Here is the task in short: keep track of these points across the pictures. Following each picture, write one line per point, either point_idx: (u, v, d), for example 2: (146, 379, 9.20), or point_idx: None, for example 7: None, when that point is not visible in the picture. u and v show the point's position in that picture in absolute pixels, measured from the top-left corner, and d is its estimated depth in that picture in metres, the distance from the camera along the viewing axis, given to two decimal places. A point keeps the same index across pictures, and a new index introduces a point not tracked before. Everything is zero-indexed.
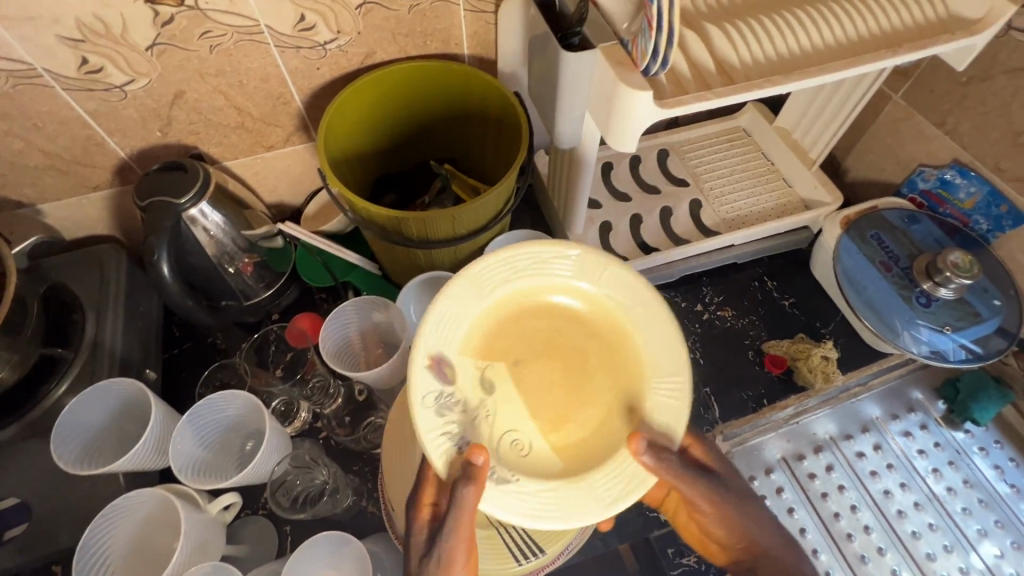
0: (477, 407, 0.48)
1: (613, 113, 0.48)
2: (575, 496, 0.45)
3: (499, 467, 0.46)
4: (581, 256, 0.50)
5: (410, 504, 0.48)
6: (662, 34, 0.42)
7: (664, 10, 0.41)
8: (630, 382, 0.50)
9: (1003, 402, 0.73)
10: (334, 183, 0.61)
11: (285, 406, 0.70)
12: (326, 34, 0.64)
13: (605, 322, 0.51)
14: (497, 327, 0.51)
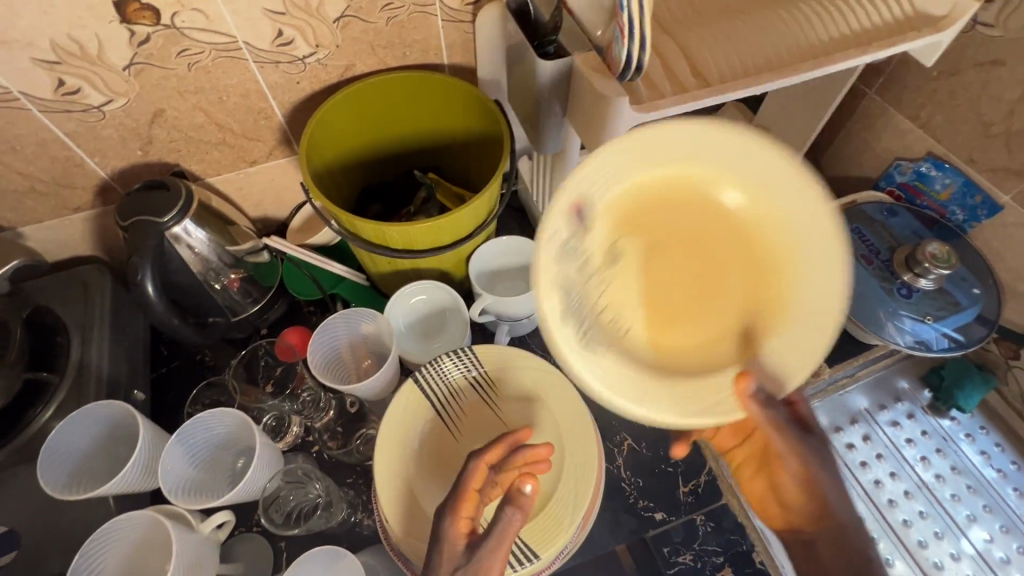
0: (591, 273, 0.44)
1: (592, 119, 0.49)
2: (654, 392, 0.44)
3: (591, 338, 0.44)
4: (780, 164, 0.41)
5: (445, 513, 0.46)
6: (635, 42, 0.43)
7: (636, 17, 0.42)
8: (760, 311, 0.44)
9: (986, 388, 0.74)
10: (317, 196, 0.61)
11: (276, 421, 0.69)
12: (304, 49, 0.64)
13: (769, 243, 0.43)
14: (650, 201, 0.44)
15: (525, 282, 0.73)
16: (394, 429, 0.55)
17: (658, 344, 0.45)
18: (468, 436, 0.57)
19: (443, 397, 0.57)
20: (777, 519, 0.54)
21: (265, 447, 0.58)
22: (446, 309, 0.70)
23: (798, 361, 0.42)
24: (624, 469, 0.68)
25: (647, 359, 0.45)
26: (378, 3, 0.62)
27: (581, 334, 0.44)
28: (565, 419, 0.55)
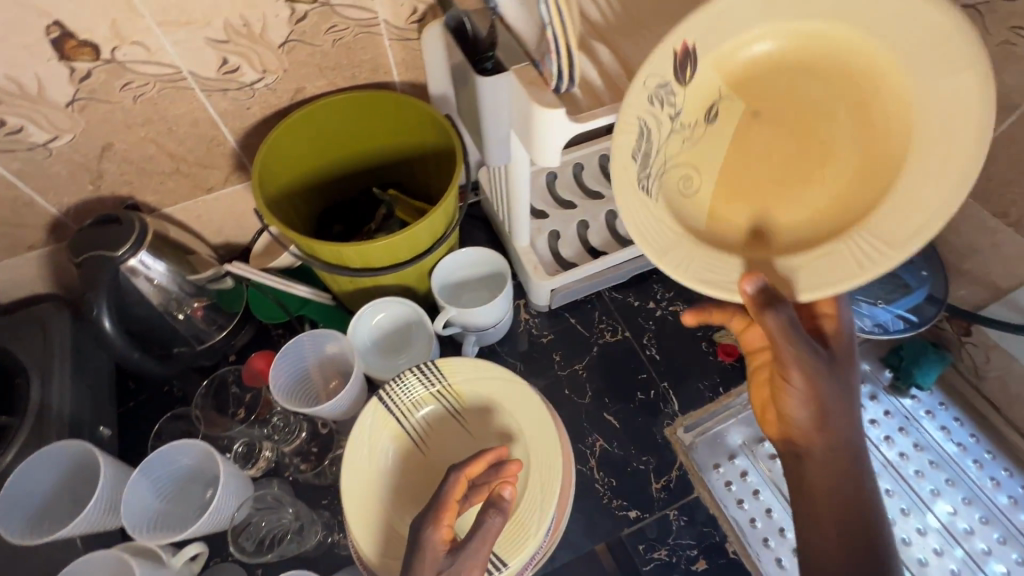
0: (684, 128, 0.48)
1: (532, 132, 0.50)
2: (692, 252, 0.49)
3: (653, 184, 0.48)
4: (940, 51, 0.40)
5: (426, 522, 0.47)
6: (562, 57, 0.44)
7: (558, 35, 0.43)
8: (836, 199, 0.47)
9: (942, 364, 0.76)
10: (271, 221, 0.61)
11: (246, 448, 0.69)
12: (251, 75, 0.64)
13: (887, 132, 0.45)
14: (771, 64, 0.45)
15: (491, 291, 0.73)
16: (360, 448, 0.55)
17: (717, 207, 0.50)
18: (435, 450, 0.57)
19: (406, 412, 0.57)
20: (774, 427, 0.54)
21: (226, 478, 0.57)
22: (411, 324, 0.70)
23: (832, 270, 0.46)
24: (597, 470, 0.69)
25: (698, 220, 0.50)
26: (322, 27, 0.63)
27: (646, 177, 0.47)
28: (529, 425, 0.56)
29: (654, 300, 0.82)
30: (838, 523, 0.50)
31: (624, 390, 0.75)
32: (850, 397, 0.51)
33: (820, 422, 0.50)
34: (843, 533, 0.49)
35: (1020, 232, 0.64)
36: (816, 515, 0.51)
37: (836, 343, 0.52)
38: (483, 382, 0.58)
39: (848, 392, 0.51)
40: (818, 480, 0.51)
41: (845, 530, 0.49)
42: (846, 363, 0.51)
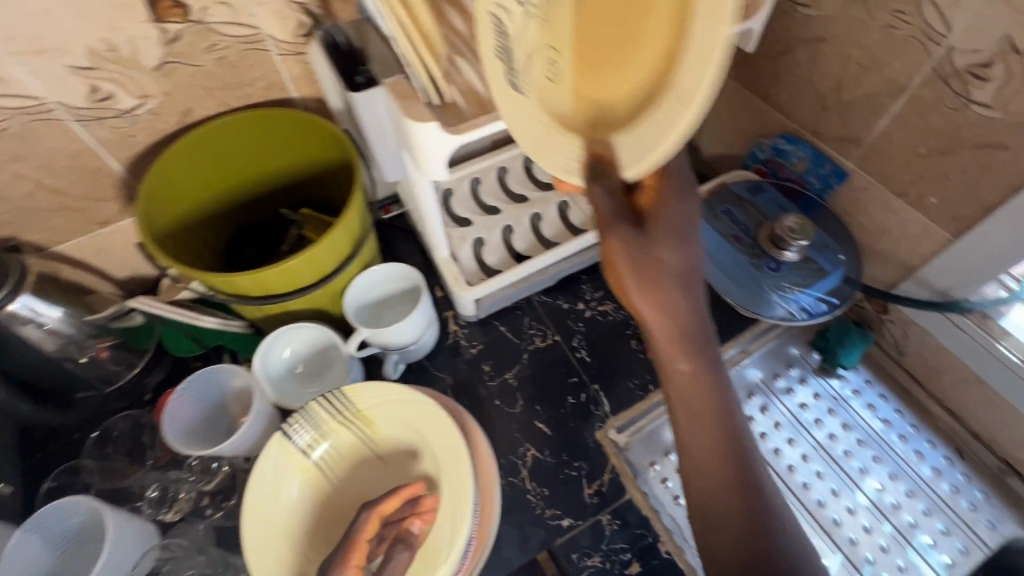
0: (536, 9, 0.43)
1: (412, 146, 0.48)
2: (548, 141, 0.45)
3: (521, 78, 0.44)
4: None
5: (334, 564, 0.49)
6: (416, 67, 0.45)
7: (409, 52, 0.45)
8: (665, 39, 0.37)
9: (866, 343, 0.77)
10: (154, 252, 0.58)
11: (161, 492, 0.66)
12: (129, 101, 0.61)
13: None
14: None
15: (410, 305, 0.71)
16: (262, 487, 0.52)
17: (588, 93, 0.44)
18: (345, 479, 0.56)
19: (313, 444, 0.55)
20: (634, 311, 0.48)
21: (113, 536, 0.55)
22: (329, 350, 0.68)
23: (653, 137, 0.38)
24: (529, 480, 0.69)
25: (568, 112, 0.45)
26: (200, 45, 0.60)
27: (513, 71, 0.44)
28: (439, 444, 0.55)
29: (583, 301, 0.82)
30: (705, 421, 0.45)
31: (554, 396, 0.74)
32: (684, 266, 0.45)
33: (658, 305, 0.44)
34: (712, 428, 0.45)
35: (921, 210, 0.65)
36: (684, 419, 0.46)
37: (659, 210, 0.45)
38: (391, 405, 0.56)
39: (682, 263, 0.45)
40: (679, 379, 0.45)
41: (713, 425, 0.45)
42: (675, 228, 0.45)
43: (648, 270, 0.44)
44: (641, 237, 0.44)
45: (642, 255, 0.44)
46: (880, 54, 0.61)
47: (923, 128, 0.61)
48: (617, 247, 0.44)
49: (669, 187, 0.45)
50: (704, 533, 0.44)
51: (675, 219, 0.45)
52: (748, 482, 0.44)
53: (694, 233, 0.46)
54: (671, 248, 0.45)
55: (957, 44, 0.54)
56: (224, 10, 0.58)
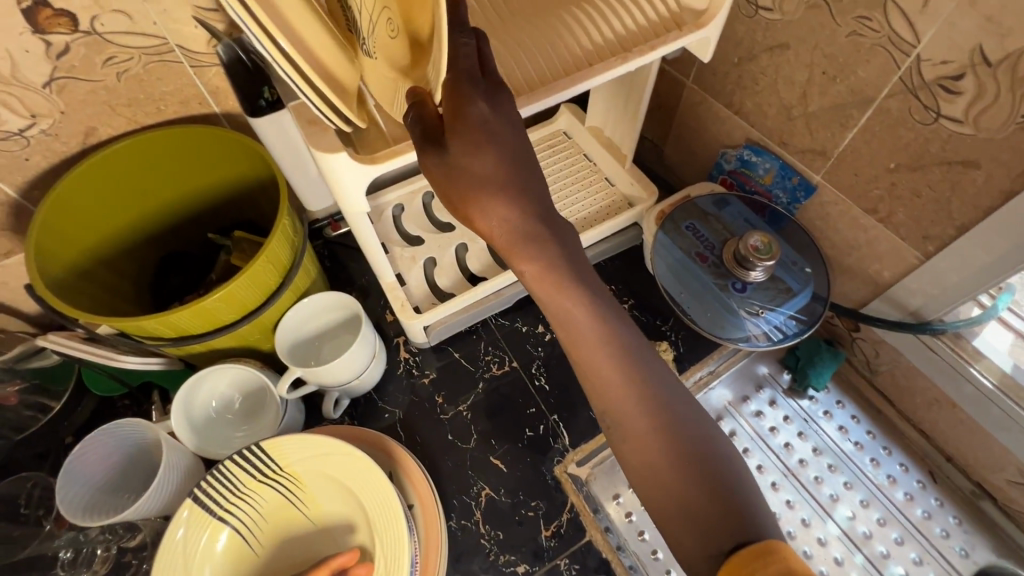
0: None
1: (326, 178, 0.43)
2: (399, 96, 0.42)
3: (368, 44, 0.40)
4: None
5: None
6: (299, 91, 0.37)
7: (291, 77, 0.36)
8: None
9: (836, 362, 0.74)
10: (43, 291, 0.51)
11: (75, 553, 0.60)
12: (16, 122, 0.54)
13: None
14: None
15: (353, 335, 0.66)
16: (170, 566, 0.46)
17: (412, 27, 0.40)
18: (271, 547, 0.50)
19: (233, 507, 0.49)
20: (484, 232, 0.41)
21: None
22: (262, 392, 0.63)
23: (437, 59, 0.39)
24: (482, 523, 0.64)
25: (402, 54, 0.41)
26: (96, 59, 0.53)
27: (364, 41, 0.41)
28: (371, 502, 0.49)
29: (543, 323, 0.77)
30: (618, 372, 0.38)
31: (511, 428, 0.70)
32: (505, 166, 0.39)
33: (489, 217, 0.39)
34: (612, 365, 0.38)
35: (890, 227, 0.62)
36: (584, 358, 0.39)
37: (460, 111, 0.39)
38: (321, 459, 0.50)
39: (496, 164, 0.39)
40: (560, 308, 0.39)
41: (612, 359, 0.38)
42: (482, 127, 0.39)
43: (465, 184, 0.39)
44: (448, 152, 0.39)
45: (456, 171, 0.39)
46: (845, 62, 0.57)
47: (892, 142, 0.57)
48: (432, 173, 0.40)
49: (461, 81, 0.39)
50: (638, 482, 0.38)
51: (479, 118, 0.39)
52: (668, 415, 0.37)
53: (500, 129, 0.40)
54: (477, 152, 0.39)
55: (925, 55, 0.50)
56: (121, 19, 0.52)
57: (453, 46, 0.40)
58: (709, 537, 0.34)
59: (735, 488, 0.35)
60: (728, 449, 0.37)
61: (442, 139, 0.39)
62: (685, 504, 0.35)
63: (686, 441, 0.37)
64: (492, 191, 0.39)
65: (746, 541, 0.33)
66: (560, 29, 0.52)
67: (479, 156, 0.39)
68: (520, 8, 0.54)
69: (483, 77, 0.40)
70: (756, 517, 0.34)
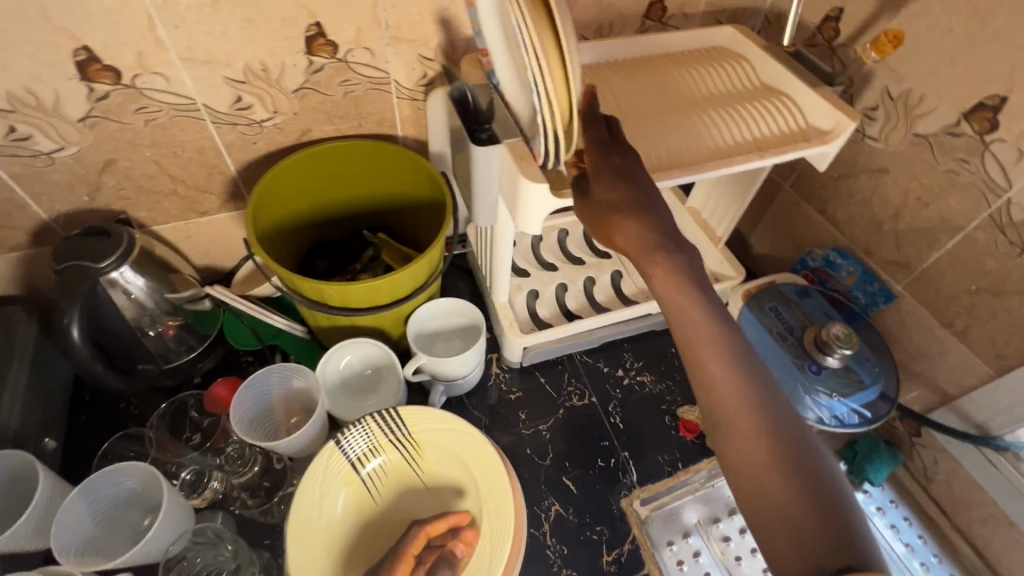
0: None
1: (518, 201, 0.54)
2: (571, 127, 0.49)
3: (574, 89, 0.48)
4: None
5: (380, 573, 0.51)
6: (549, 139, 0.48)
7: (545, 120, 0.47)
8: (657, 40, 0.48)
9: (895, 463, 0.78)
10: (258, 251, 0.62)
11: (194, 476, 0.67)
12: (262, 114, 0.68)
13: None
14: None
15: (465, 339, 0.75)
16: (313, 486, 0.54)
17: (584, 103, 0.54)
18: (388, 500, 0.57)
19: (363, 459, 0.57)
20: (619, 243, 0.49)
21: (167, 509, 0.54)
22: (382, 367, 0.71)
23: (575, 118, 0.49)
24: (550, 535, 0.69)
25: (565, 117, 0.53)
26: (336, 79, 0.68)
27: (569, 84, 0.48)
28: (484, 480, 0.56)
29: (623, 368, 0.84)
30: (741, 399, 0.44)
31: (585, 455, 0.76)
32: (637, 194, 0.49)
33: (628, 237, 0.48)
34: (728, 374, 0.45)
35: (966, 343, 0.69)
36: (712, 377, 0.45)
37: (600, 158, 0.50)
38: (446, 436, 0.58)
39: (627, 193, 0.49)
40: (683, 315, 0.47)
41: (728, 369, 0.45)
42: (617, 170, 0.50)
43: (605, 211, 0.49)
44: (591, 194, 0.50)
45: (599, 205, 0.49)
46: (939, 193, 0.67)
47: (975, 268, 0.65)
48: (582, 212, 0.50)
49: (595, 145, 0.50)
50: (741, 489, 0.43)
51: (616, 164, 0.50)
52: (775, 428, 0.43)
53: (631, 169, 0.50)
54: (611, 186, 0.49)
55: (1016, 199, 0.59)
56: (366, 54, 0.66)
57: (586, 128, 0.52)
58: (807, 549, 0.38)
59: (832, 505, 0.40)
60: (830, 469, 0.42)
61: (587, 184, 0.50)
62: (786, 513, 0.40)
63: (789, 452, 0.42)
64: (627, 213, 0.48)
65: (851, 564, 0.37)
66: (711, 122, 0.64)
67: (616, 189, 0.49)
68: (673, 104, 0.66)
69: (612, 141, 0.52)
70: (859, 545, 0.38)
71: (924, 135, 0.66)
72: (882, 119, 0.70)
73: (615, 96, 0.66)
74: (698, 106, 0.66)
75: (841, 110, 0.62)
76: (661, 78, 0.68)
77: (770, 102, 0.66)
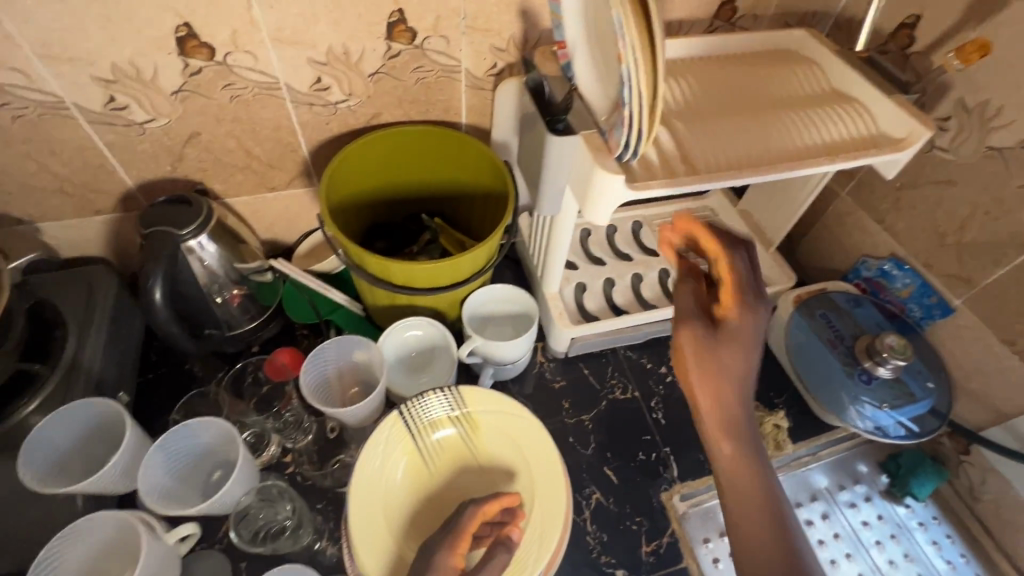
0: None
1: (589, 191, 0.55)
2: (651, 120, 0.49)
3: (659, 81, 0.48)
4: None
5: (441, 548, 0.50)
6: (633, 131, 0.50)
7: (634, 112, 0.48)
8: None
9: (939, 479, 0.78)
10: (330, 227, 0.65)
11: (255, 437, 0.70)
12: (338, 95, 0.70)
13: None
14: None
15: (516, 324, 0.77)
16: (377, 448, 0.57)
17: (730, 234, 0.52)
18: (444, 473, 0.59)
19: (423, 432, 0.60)
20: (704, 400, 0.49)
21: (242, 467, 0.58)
22: (436, 346, 0.73)
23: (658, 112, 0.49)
24: (590, 522, 0.71)
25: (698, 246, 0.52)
26: (410, 65, 0.70)
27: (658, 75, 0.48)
28: (538, 468, 0.58)
29: (666, 365, 0.85)
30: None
31: (626, 447, 0.77)
32: (746, 359, 0.48)
33: (716, 399, 0.48)
34: (773, 551, 0.45)
35: None
36: (752, 548, 0.46)
37: (735, 311, 0.49)
38: (501, 419, 0.60)
39: (742, 355, 0.48)
40: (738, 486, 0.48)
41: (774, 544, 0.46)
42: (743, 329, 0.49)
43: (714, 364, 0.48)
44: (704, 340, 0.49)
45: (707, 354, 0.48)
46: (1011, 209, 0.66)
47: None
48: (685, 351, 0.49)
49: (729, 291, 0.49)
50: None
51: (745, 322, 0.49)
52: None
53: (754, 333, 0.49)
54: (733, 343, 0.48)
55: None
56: (442, 42, 0.68)
57: (730, 261, 0.50)
58: None
59: None
60: None
61: (701, 329, 0.49)
62: None
63: None
64: (729, 379, 0.48)
65: None
66: (781, 124, 0.64)
67: (732, 348, 0.48)
68: (742, 104, 0.66)
69: (746, 289, 0.50)
70: None
71: (999, 148, 0.65)
72: (954, 130, 0.69)
73: (685, 95, 0.66)
74: (768, 107, 0.66)
75: (916, 119, 0.61)
76: (732, 78, 0.69)
77: (840, 107, 0.66)
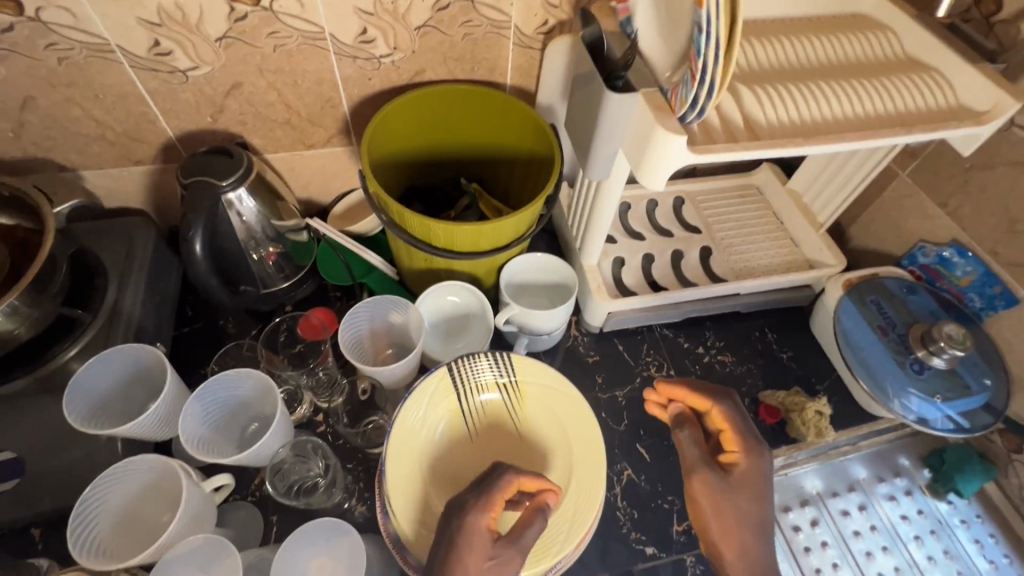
0: None
1: (648, 151, 0.52)
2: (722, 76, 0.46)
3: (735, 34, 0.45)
4: None
5: (473, 507, 0.48)
6: (704, 87, 0.47)
7: (708, 65, 0.45)
8: None
9: (986, 477, 0.75)
10: (372, 184, 0.63)
11: (289, 394, 0.70)
12: (382, 49, 0.68)
13: None
14: None
15: (553, 293, 0.76)
16: (421, 399, 0.58)
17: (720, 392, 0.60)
18: (483, 436, 0.60)
19: (469, 392, 0.60)
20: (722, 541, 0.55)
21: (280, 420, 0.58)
22: (472, 312, 0.72)
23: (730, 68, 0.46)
24: (620, 498, 0.70)
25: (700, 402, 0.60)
26: (459, 19, 0.67)
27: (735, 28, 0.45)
28: (579, 446, 0.57)
29: (703, 345, 0.83)
30: None
31: (659, 426, 0.75)
32: (754, 504, 0.55)
33: (735, 545, 0.54)
34: None
35: None
36: None
37: (741, 466, 0.56)
38: (547, 393, 0.60)
39: (753, 503, 0.55)
40: None
41: None
42: (750, 478, 0.56)
43: (730, 513, 0.54)
44: (719, 494, 0.55)
45: (722, 506, 0.55)
46: None
47: None
48: (702, 502, 0.55)
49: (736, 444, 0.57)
50: None
51: (751, 470, 0.56)
52: None
53: (757, 479, 0.56)
54: (745, 496, 0.55)
55: None
56: None
57: (728, 413, 0.58)
58: None
59: None
60: None
61: (714, 481, 0.55)
62: None
63: None
64: (745, 522, 0.54)
65: None
66: (855, 91, 0.59)
67: (745, 498, 0.55)
68: (810, 72, 0.62)
69: (744, 440, 0.57)
70: None
71: None
72: None
73: (749, 58, 0.62)
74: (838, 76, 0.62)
75: (1004, 89, 0.57)
76: (801, 41, 0.64)
77: (918, 76, 0.61)
